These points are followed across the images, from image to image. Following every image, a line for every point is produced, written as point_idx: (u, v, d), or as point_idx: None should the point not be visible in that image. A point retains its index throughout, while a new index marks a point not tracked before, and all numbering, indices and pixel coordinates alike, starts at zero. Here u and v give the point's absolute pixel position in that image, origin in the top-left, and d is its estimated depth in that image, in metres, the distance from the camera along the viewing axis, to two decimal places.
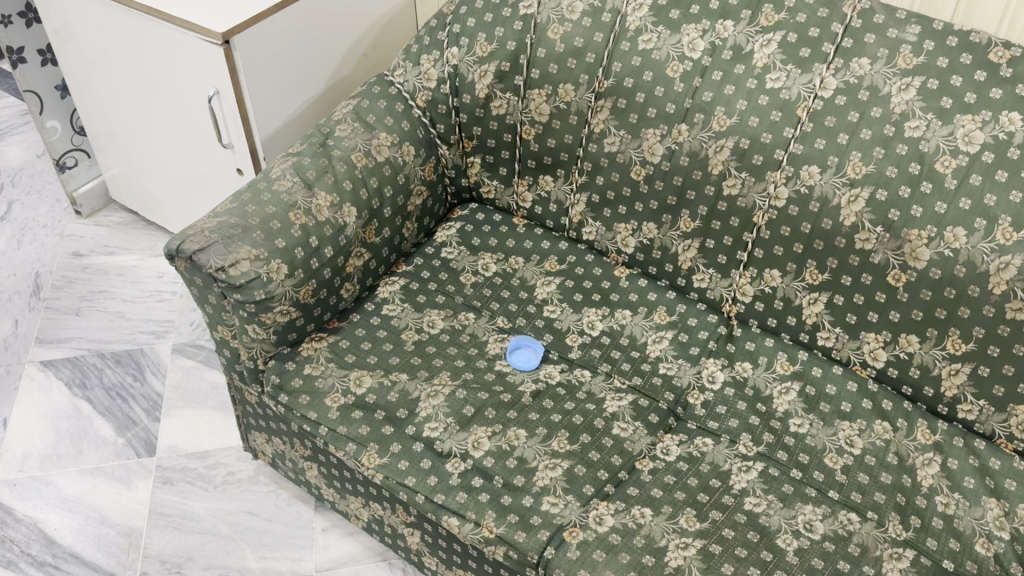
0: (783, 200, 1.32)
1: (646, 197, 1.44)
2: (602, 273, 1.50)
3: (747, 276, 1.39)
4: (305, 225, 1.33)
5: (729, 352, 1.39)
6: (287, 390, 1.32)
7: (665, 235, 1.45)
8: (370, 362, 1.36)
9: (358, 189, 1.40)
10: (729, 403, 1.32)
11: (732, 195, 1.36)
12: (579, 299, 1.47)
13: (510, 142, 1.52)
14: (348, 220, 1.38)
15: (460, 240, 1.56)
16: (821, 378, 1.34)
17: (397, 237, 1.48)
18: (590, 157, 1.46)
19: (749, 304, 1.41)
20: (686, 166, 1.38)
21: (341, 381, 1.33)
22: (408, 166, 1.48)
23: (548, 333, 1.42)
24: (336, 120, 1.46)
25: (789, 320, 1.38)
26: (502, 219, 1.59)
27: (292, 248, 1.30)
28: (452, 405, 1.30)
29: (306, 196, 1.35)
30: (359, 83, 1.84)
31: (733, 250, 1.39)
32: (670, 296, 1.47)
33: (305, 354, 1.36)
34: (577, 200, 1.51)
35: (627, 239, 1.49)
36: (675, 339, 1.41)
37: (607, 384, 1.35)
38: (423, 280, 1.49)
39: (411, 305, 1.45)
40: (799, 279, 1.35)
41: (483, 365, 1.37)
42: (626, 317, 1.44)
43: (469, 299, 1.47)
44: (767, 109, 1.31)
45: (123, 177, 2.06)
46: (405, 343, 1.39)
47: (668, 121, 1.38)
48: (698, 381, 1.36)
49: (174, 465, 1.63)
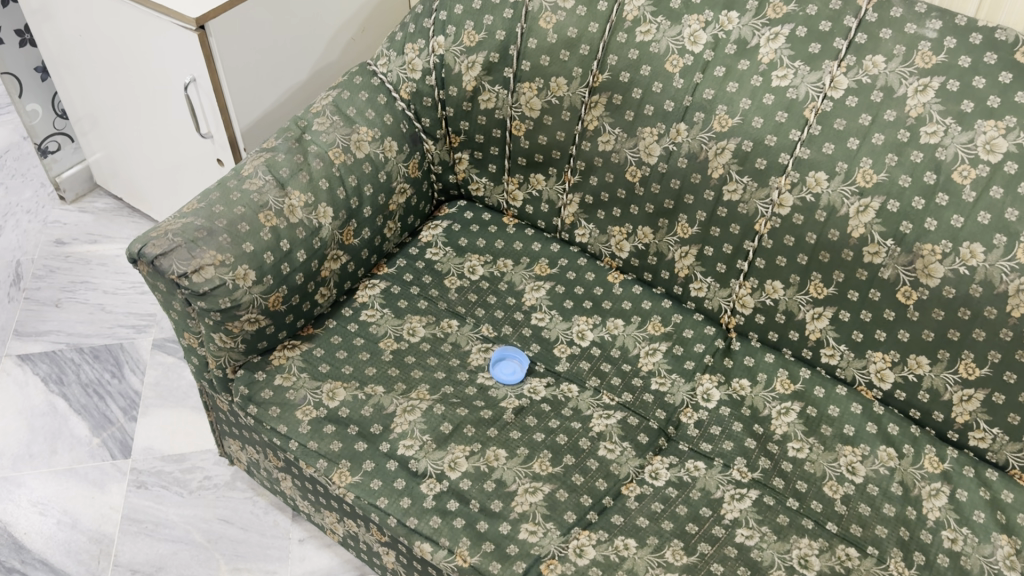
0: (787, 207, 1.23)
1: (642, 199, 1.35)
2: (595, 278, 1.42)
3: (748, 286, 1.31)
4: (276, 227, 1.25)
5: (726, 368, 1.30)
6: (256, 402, 1.26)
7: (661, 240, 1.36)
8: (345, 373, 1.29)
9: (335, 188, 1.32)
10: (724, 423, 1.24)
11: (733, 200, 1.27)
12: (569, 306, 1.39)
13: (499, 137, 1.42)
14: (323, 222, 1.30)
15: (447, 240, 1.47)
16: (823, 400, 1.26)
17: (378, 238, 1.40)
18: (584, 156, 1.37)
19: (749, 317, 1.32)
20: (685, 168, 1.29)
21: (314, 393, 1.26)
22: (390, 162, 1.39)
23: (535, 343, 1.35)
24: (314, 113, 1.38)
25: (792, 335, 1.29)
26: (492, 218, 1.50)
27: (261, 253, 1.22)
28: (429, 422, 1.23)
29: (278, 196, 1.27)
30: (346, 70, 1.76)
31: (733, 259, 1.30)
32: (666, 305, 1.38)
33: (277, 363, 1.29)
34: (569, 200, 1.43)
35: (622, 243, 1.40)
36: (669, 352, 1.33)
37: (596, 400, 1.27)
38: (405, 284, 1.41)
39: (391, 311, 1.37)
40: (803, 291, 1.26)
41: (465, 378, 1.29)
42: (618, 328, 1.36)
43: (454, 305, 1.39)
44: (772, 109, 1.22)
45: (110, 160, 1.98)
46: (383, 352, 1.32)
47: (666, 120, 1.29)
48: (692, 398, 1.28)
49: (149, 468, 1.57)
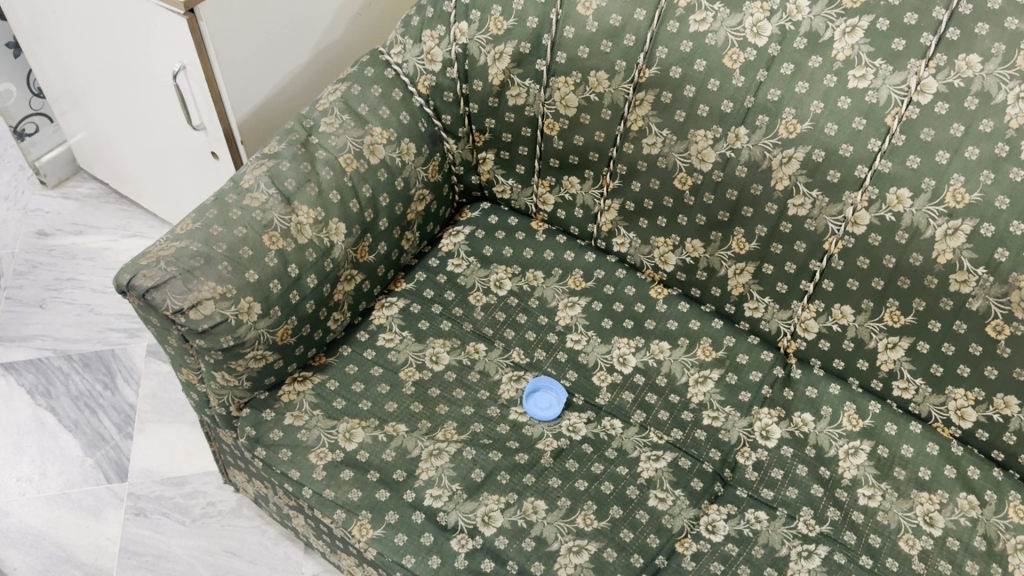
0: (862, 226, 1.09)
1: (693, 210, 1.20)
2: (636, 293, 1.28)
3: (812, 309, 1.17)
4: (283, 250, 1.10)
5: (787, 400, 1.18)
6: (264, 444, 1.12)
7: (713, 255, 1.22)
8: (363, 410, 1.15)
9: (348, 200, 1.17)
10: (787, 466, 1.12)
11: (800, 215, 1.12)
12: (609, 326, 1.26)
13: (529, 136, 1.27)
14: (335, 240, 1.15)
15: (470, 249, 1.33)
16: (895, 438, 1.13)
17: (395, 251, 1.26)
18: (626, 159, 1.22)
19: (812, 342, 1.19)
20: (743, 177, 1.14)
21: (329, 434, 1.13)
22: (408, 167, 1.24)
23: (572, 371, 1.22)
24: (321, 112, 1.22)
25: (860, 364, 1.16)
26: (519, 223, 1.36)
27: (266, 281, 1.08)
28: (458, 468, 1.10)
29: (284, 213, 1.12)
30: (350, 59, 1.61)
31: (796, 279, 1.16)
32: (716, 326, 1.25)
33: (286, 399, 1.15)
34: (608, 206, 1.28)
35: (667, 255, 1.26)
36: (721, 380, 1.20)
37: (642, 439, 1.15)
38: (426, 301, 1.27)
39: (412, 334, 1.23)
40: (876, 318, 1.12)
41: (496, 414, 1.16)
42: (663, 352, 1.23)
43: (480, 325, 1.26)
44: (849, 114, 1.06)
45: (93, 141, 1.81)
46: (404, 384, 1.18)
47: (722, 123, 1.14)
48: (749, 436, 1.15)
49: (148, 493, 1.45)
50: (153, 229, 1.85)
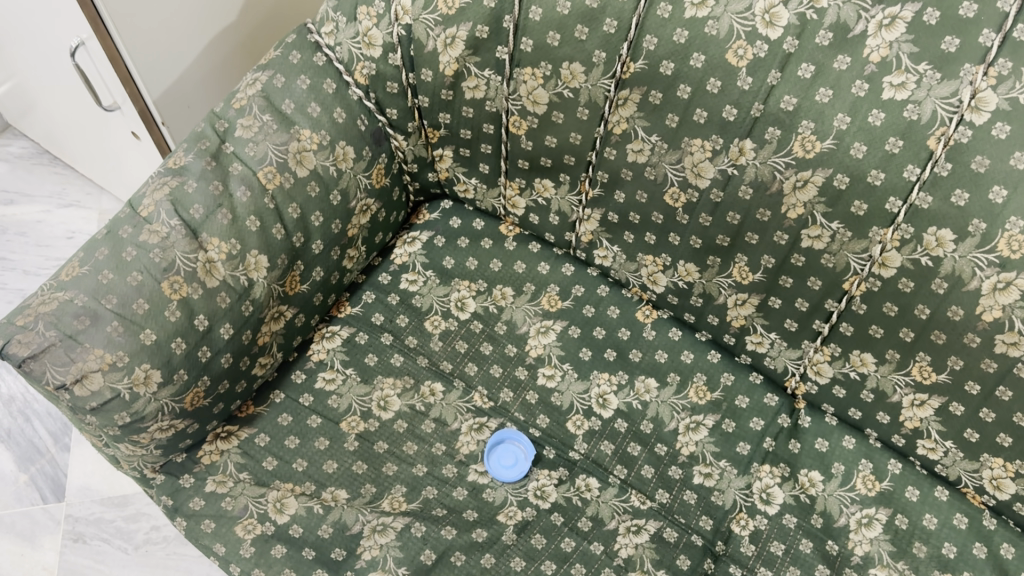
0: (892, 269, 0.89)
1: (686, 230, 1.00)
2: (621, 316, 1.09)
3: (826, 353, 0.98)
4: (188, 299, 0.92)
5: (792, 455, 1.01)
6: (184, 515, 0.97)
7: (710, 282, 1.02)
8: (298, 472, 1.00)
9: (270, 227, 0.97)
10: (789, 539, 0.97)
11: (815, 248, 0.92)
12: (587, 358, 1.07)
13: (492, 134, 1.05)
14: (255, 277, 0.96)
15: (428, 260, 1.13)
16: (916, 505, 0.97)
17: (335, 274, 1.07)
18: (607, 166, 1.01)
19: (825, 387, 1.01)
20: (748, 199, 0.93)
21: (257, 503, 0.97)
22: (346, 176, 1.03)
23: (543, 416, 1.05)
24: (237, 110, 1.00)
25: (880, 417, 0.99)
26: (486, 228, 1.15)
27: (167, 342, 0.90)
28: (406, 548, 0.95)
29: (188, 250, 0.93)
30: (286, 21, 1.39)
31: (808, 318, 0.97)
32: (713, 360, 1.06)
33: (207, 461, 1.00)
34: (587, 215, 1.07)
35: (657, 276, 1.06)
36: (716, 428, 1.03)
37: (622, 504, 0.99)
38: (374, 329, 1.09)
39: (357, 372, 1.06)
40: (902, 371, 0.94)
41: (452, 474, 1.00)
42: (650, 392, 1.05)
43: (439, 359, 1.08)
44: (881, 133, 0.84)
45: (15, 96, 1.58)
46: (346, 438, 1.02)
47: (723, 133, 0.92)
48: (746, 500, 0.99)
49: (87, 515, 1.33)
50: (90, 196, 1.65)
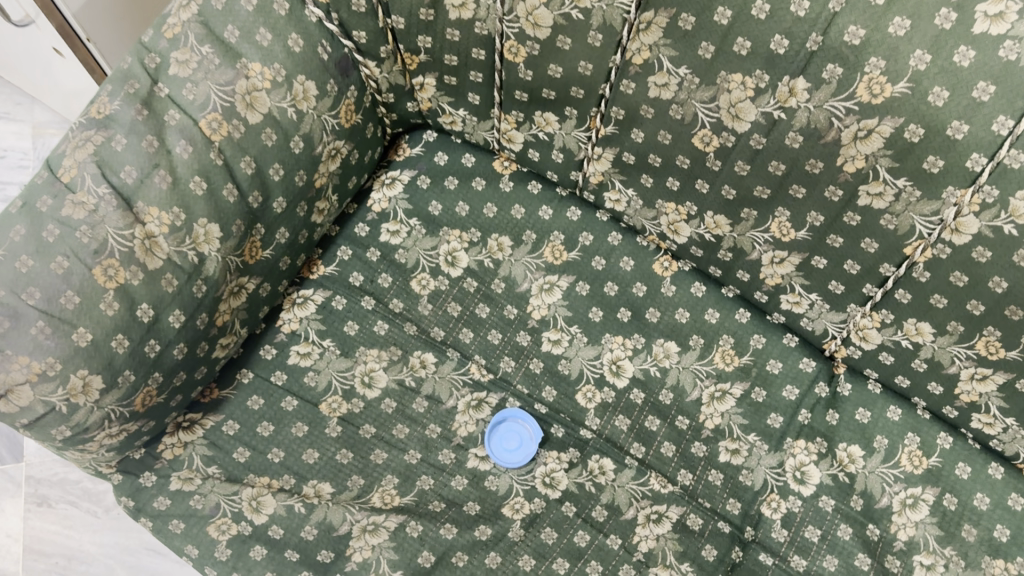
0: (966, 236, 0.74)
1: (717, 178, 0.84)
2: (635, 269, 0.95)
3: (876, 318, 0.85)
4: (127, 285, 0.76)
5: (829, 427, 0.90)
6: (149, 516, 0.85)
7: (742, 236, 0.87)
8: (274, 464, 0.88)
9: (219, 188, 0.81)
10: (825, 524, 0.88)
11: (875, 207, 0.77)
12: (598, 319, 0.94)
13: (483, 60, 0.87)
14: (206, 250, 0.81)
15: (411, 206, 0.98)
16: (967, 484, 0.87)
17: (303, 233, 0.91)
18: (624, 101, 0.84)
19: (870, 353, 0.88)
20: (797, 148, 0.77)
21: (230, 501, 0.86)
22: (308, 119, 0.85)
23: (549, 388, 0.93)
24: (169, 40, 0.80)
25: (931, 387, 0.87)
26: (478, 164, 0.99)
27: (106, 341, 0.75)
28: (401, 549, 0.84)
29: (121, 225, 0.76)
30: None
31: (858, 281, 0.84)
32: (741, 320, 0.93)
33: (170, 456, 0.87)
34: (597, 154, 0.91)
35: (679, 225, 0.91)
36: (744, 398, 0.92)
37: (640, 488, 0.89)
38: (353, 292, 0.95)
39: (336, 344, 0.93)
40: (965, 344, 0.81)
41: (450, 461, 0.89)
42: (670, 358, 0.93)
43: (428, 326, 0.94)
44: (968, 76, 0.67)
45: None
46: (327, 423, 0.90)
47: (771, 68, 0.74)
48: (778, 479, 0.89)
49: (49, 477, 1.22)
50: (21, 108, 1.45)
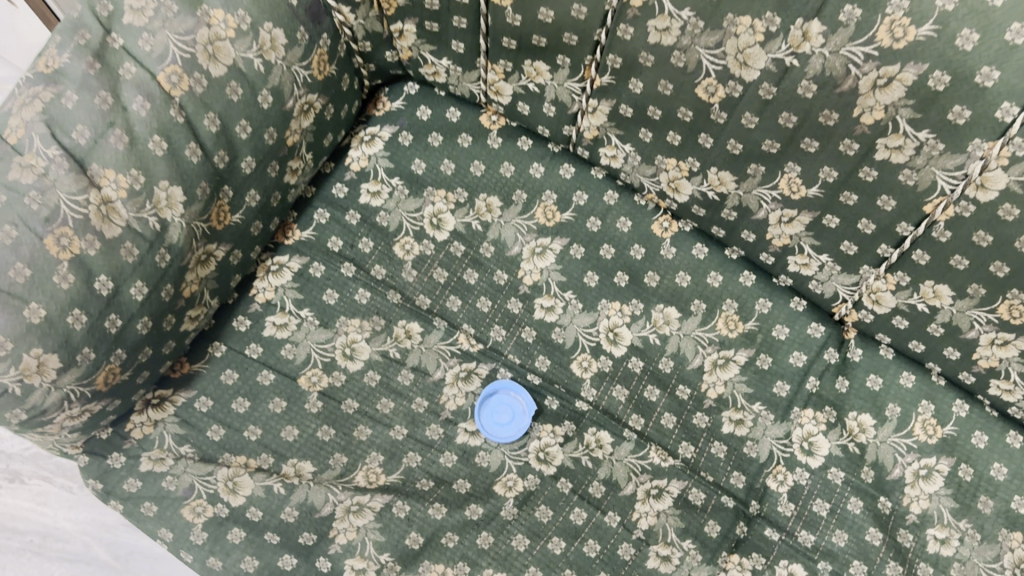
0: (992, 192, 0.68)
1: (722, 131, 0.78)
2: (633, 230, 0.89)
3: (891, 281, 0.80)
4: (83, 256, 0.70)
5: (839, 395, 0.85)
6: (119, 499, 0.80)
7: (748, 193, 0.81)
8: (251, 442, 0.83)
9: (181, 148, 0.74)
10: (834, 497, 0.83)
11: (893, 161, 0.71)
12: (594, 284, 0.89)
13: (466, 5, 0.80)
14: (168, 216, 0.74)
15: (393, 165, 0.92)
16: (984, 454, 0.82)
17: (276, 195, 0.85)
18: (622, 48, 0.77)
19: (884, 317, 0.83)
20: (810, 98, 0.71)
21: (204, 482, 0.81)
22: (277, 71, 0.78)
23: (542, 357, 0.88)
24: None
25: (948, 352, 0.81)
26: (464, 119, 0.92)
27: (61, 316, 0.69)
28: (388, 531, 0.80)
29: (74, 190, 0.69)
30: None
31: (873, 242, 0.78)
32: (746, 283, 0.88)
33: (139, 436, 0.82)
34: (592, 106, 0.84)
35: (681, 183, 0.85)
36: (749, 365, 0.87)
37: (639, 462, 0.84)
38: (331, 258, 0.89)
39: (314, 314, 0.87)
40: (985, 307, 0.75)
41: (438, 437, 0.84)
42: (670, 324, 0.88)
43: (413, 293, 0.89)
44: (1001, 16, 0.60)
45: None
46: (307, 398, 0.84)
47: (783, 10, 0.67)
48: (785, 450, 0.85)
49: (20, 451, 1.08)
50: None
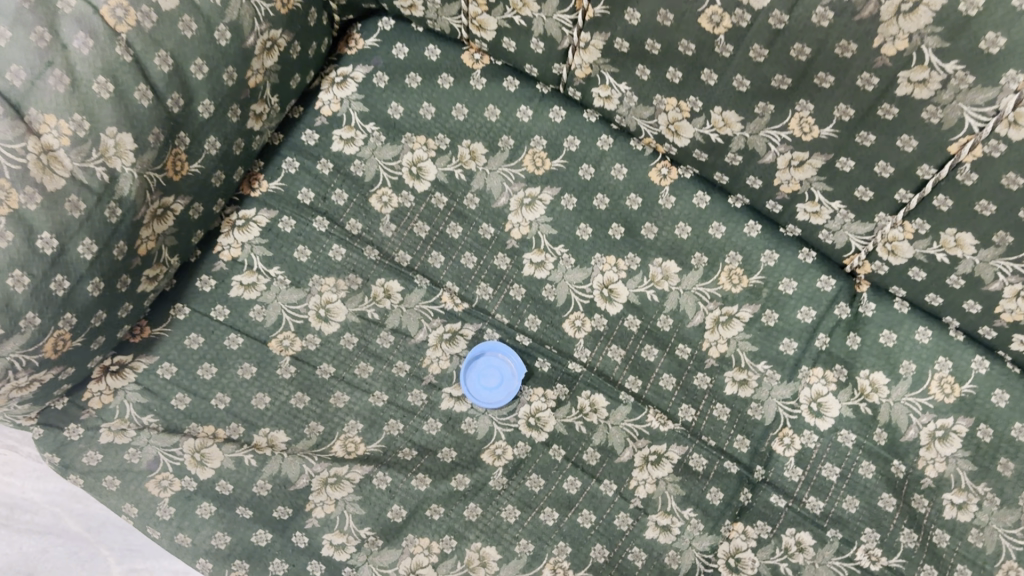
0: None
1: (727, 67, 0.71)
2: (629, 177, 0.83)
3: (908, 230, 0.74)
4: (21, 211, 0.63)
5: (850, 352, 0.80)
6: (78, 474, 0.75)
7: (755, 136, 0.75)
8: (219, 411, 0.77)
9: (128, 90, 0.67)
10: (845, 462, 0.78)
11: (917, 97, 0.64)
12: (587, 236, 0.83)
13: None
14: (117, 165, 0.67)
15: (368, 109, 0.84)
16: (1005, 413, 0.76)
17: (239, 143, 0.78)
18: None
19: (900, 269, 0.77)
20: (827, 27, 0.64)
21: (169, 454, 0.75)
22: (235, 3, 0.71)
23: (532, 316, 0.82)
24: None
25: (968, 306, 0.75)
26: (444, 58, 0.85)
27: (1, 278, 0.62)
28: (368, 504, 0.75)
29: (9, 136, 0.61)
30: None
31: (891, 187, 0.72)
32: (750, 234, 0.81)
33: (98, 405, 0.76)
34: (584, 41, 0.77)
35: (681, 125, 0.78)
36: (754, 322, 0.81)
37: (637, 427, 0.79)
38: (302, 211, 0.82)
39: (285, 273, 0.80)
40: (1013, 258, 0.69)
41: (421, 403, 0.79)
42: (669, 280, 0.82)
43: (392, 249, 0.82)
44: None
45: None
46: (279, 362, 0.78)
47: None
48: (792, 412, 0.79)
49: None
50: None
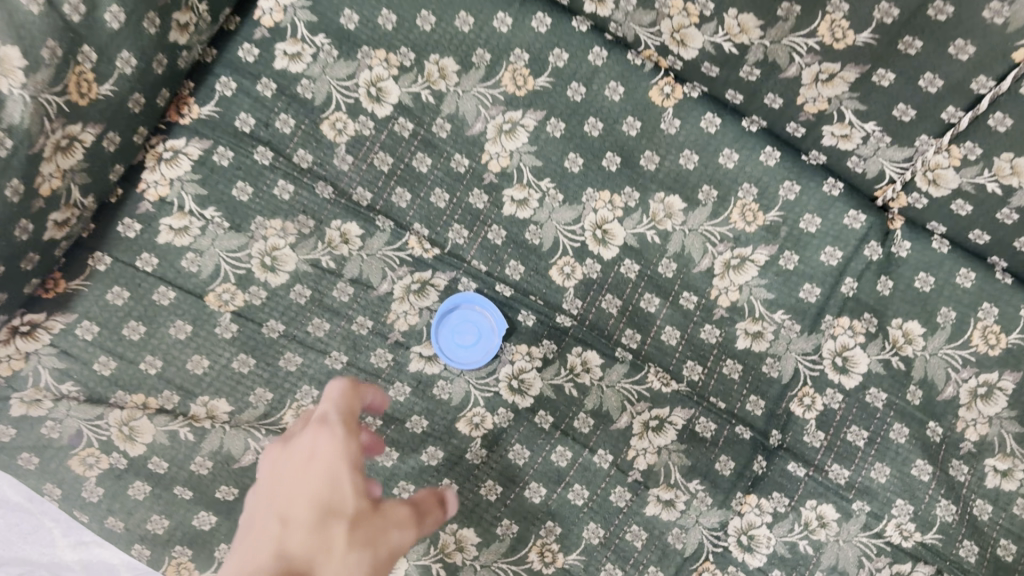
0: None
1: None
2: (626, 97, 0.70)
3: (955, 155, 0.64)
4: None
5: (880, 299, 0.69)
6: None
7: (778, 44, 0.64)
8: (151, 377, 0.66)
9: None
10: (874, 425, 0.68)
11: None
12: (577, 169, 0.71)
13: None
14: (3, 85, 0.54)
15: (317, 19, 0.71)
16: None
17: (160, 60, 0.65)
18: None
19: (941, 202, 0.66)
20: None
21: (93, 428, 0.64)
22: None
23: (513, 261, 0.70)
24: None
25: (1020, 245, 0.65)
26: None
27: None
28: None
29: None
30: None
31: (938, 102, 0.62)
32: (767, 163, 0.69)
33: (6, 373, 0.65)
34: None
35: (690, 33, 0.67)
36: (770, 265, 0.70)
37: (635, 388, 0.68)
38: (240, 141, 0.70)
39: (223, 215, 0.69)
40: None
41: (386, 365, 0.68)
42: (672, 218, 0.71)
43: (349, 186, 0.70)
44: None
45: None
46: (219, 320, 0.67)
47: None
48: (813, 368, 0.69)
49: None
50: None
